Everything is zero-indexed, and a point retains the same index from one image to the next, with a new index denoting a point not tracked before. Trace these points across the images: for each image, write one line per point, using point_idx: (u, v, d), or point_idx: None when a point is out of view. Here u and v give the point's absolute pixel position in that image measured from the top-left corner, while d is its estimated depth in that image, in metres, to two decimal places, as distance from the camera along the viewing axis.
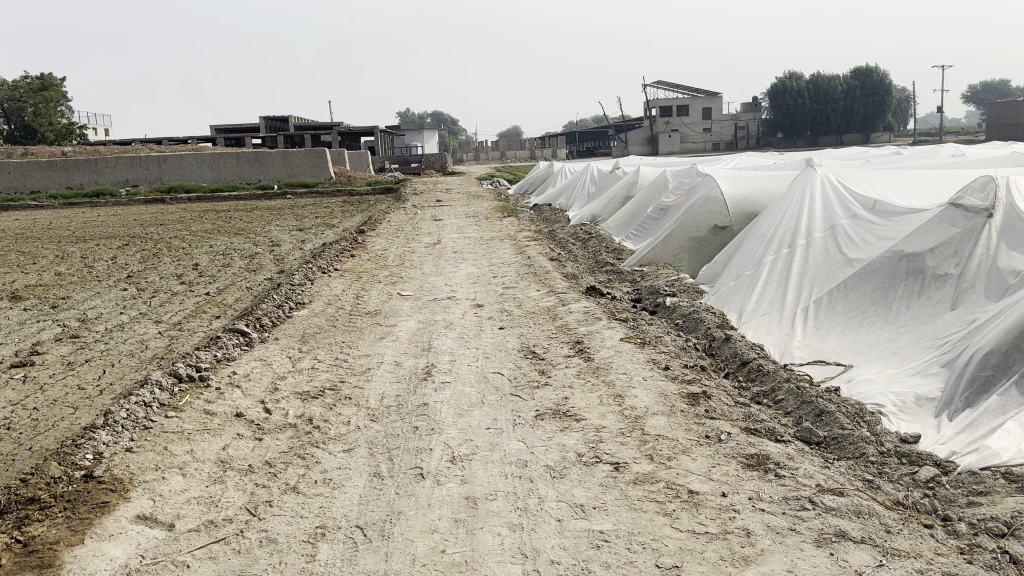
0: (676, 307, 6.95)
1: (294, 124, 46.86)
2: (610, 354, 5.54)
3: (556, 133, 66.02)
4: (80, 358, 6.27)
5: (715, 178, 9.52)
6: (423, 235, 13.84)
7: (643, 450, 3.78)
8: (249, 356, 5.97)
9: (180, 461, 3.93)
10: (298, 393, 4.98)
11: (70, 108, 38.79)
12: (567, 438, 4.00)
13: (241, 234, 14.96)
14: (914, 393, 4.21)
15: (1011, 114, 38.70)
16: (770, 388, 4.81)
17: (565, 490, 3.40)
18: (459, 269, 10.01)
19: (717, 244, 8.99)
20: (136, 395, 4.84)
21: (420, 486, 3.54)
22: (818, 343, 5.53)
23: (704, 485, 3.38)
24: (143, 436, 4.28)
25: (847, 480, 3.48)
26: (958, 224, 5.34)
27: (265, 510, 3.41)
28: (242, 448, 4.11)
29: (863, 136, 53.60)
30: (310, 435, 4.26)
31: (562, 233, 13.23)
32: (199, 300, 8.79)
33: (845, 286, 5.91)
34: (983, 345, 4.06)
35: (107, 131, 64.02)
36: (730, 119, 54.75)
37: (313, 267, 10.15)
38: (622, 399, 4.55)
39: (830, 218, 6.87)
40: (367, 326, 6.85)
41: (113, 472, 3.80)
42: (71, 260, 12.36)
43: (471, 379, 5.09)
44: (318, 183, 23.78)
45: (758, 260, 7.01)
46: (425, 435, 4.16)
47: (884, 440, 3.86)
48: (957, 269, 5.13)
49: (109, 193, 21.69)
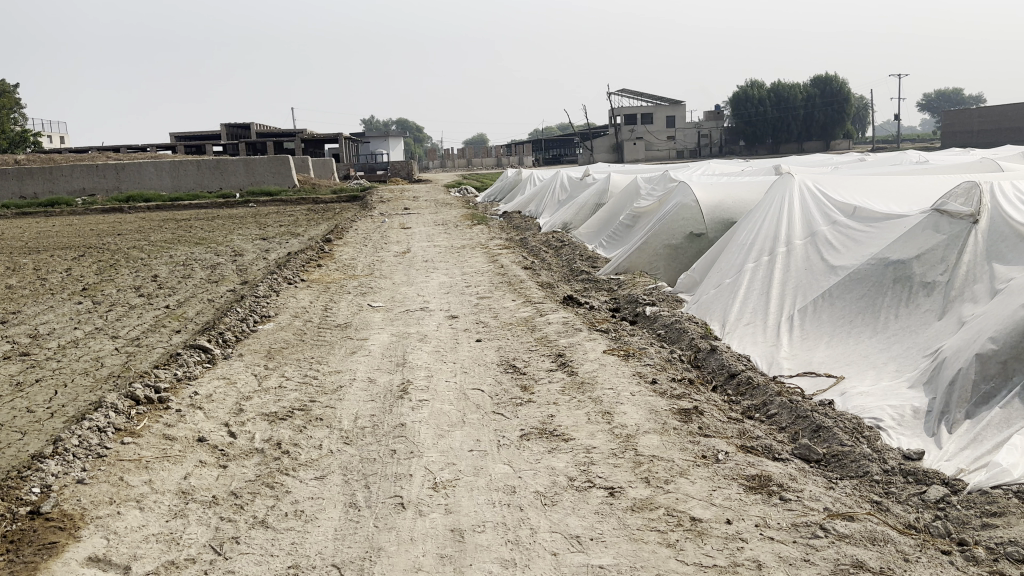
0: (656, 317, 6.77)
1: (256, 131, 46.18)
2: (594, 368, 5.33)
3: (522, 142, 66.08)
4: (30, 377, 5.90)
5: (688, 185, 9.37)
6: (392, 244, 13.53)
7: (639, 473, 3.56)
8: (212, 374, 5.64)
9: (137, 494, 3.62)
10: (264, 414, 4.68)
11: (22, 116, 37.98)
12: (556, 460, 3.76)
13: (203, 243, 14.53)
14: (912, 405, 4.03)
15: (962, 122, 39.45)
16: (761, 402, 4.62)
17: (559, 519, 3.16)
18: (430, 278, 9.74)
19: (693, 251, 8.86)
20: (90, 420, 4.49)
21: (401, 518, 3.27)
22: (805, 354, 5.35)
23: (707, 512, 3.16)
24: (97, 465, 3.96)
25: (854, 503, 3.29)
26: (943, 230, 5.22)
27: (231, 548, 3.12)
28: (205, 477, 3.81)
29: (823, 143, 54.54)
30: (279, 461, 3.97)
31: (534, 241, 13.02)
32: (158, 314, 8.40)
33: (830, 294, 5.75)
34: (972, 351, 3.91)
35: (64, 139, 62.75)
36: (694, 127, 55.08)
37: (278, 278, 9.79)
38: (611, 417, 4.33)
39: (810, 226, 6.73)
40: (337, 340, 6.55)
41: (62, 508, 3.48)
42: (24, 273, 11.83)
43: (450, 397, 4.83)
44: (282, 192, 23.33)
45: (738, 268, 6.84)
46: (404, 459, 3.89)
47: (887, 458, 3.68)
48: (945, 277, 5.00)
49: (65, 202, 21.00)
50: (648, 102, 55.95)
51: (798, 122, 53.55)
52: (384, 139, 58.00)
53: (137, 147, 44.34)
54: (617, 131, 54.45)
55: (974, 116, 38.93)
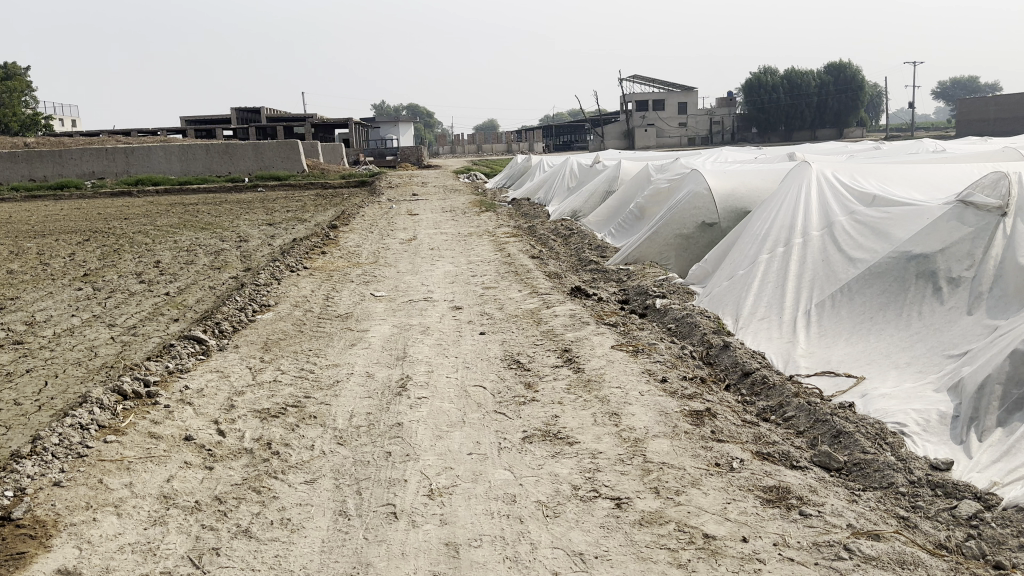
0: (667, 310, 6.53)
1: (266, 116, 46.00)
2: (602, 365, 5.10)
3: (532, 129, 65.61)
4: (21, 367, 5.73)
5: (701, 173, 9.07)
6: (398, 231, 13.29)
7: (647, 483, 3.33)
8: (205, 366, 5.45)
9: (116, 498, 3.43)
10: (256, 411, 4.48)
11: (32, 99, 37.87)
12: (560, 466, 3.54)
13: (209, 228, 14.33)
14: (938, 410, 3.77)
15: (979, 111, 38.73)
16: (777, 403, 4.39)
17: (561, 534, 2.94)
18: (436, 268, 9.50)
19: (705, 242, 8.58)
20: (72, 416, 4.30)
21: (393, 530, 3.06)
22: (823, 352, 5.08)
23: (721, 528, 2.94)
24: (76, 466, 3.77)
25: (879, 518, 3.05)
26: (969, 222, 4.95)
27: (210, 561, 2.92)
28: (189, 480, 3.61)
29: (836, 132, 54.19)
30: (268, 463, 3.77)
31: (542, 229, 12.77)
32: (157, 302, 8.21)
33: (849, 288, 5.48)
34: (1004, 353, 3.63)
35: (76, 122, 62.79)
36: (706, 113, 54.41)
37: (280, 265, 9.58)
38: (619, 419, 4.11)
39: (827, 216, 6.45)
40: (337, 332, 6.33)
41: (35, 514, 3.30)
42: (28, 257, 11.68)
43: (450, 394, 4.61)
44: (290, 176, 23.12)
45: (751, 260, 6.58)
46: (399, 462, 3.68)
47: (914, 467, 3.43)
48: (971, 272, 4.74)
49: (74, 185, 20.86)
50: (660, 88, 55.35)
51: (812, 110, 52.89)
52: (394, 124, 57.72)
53: (148, 130, 44.25)
54: (628, 118, 53.85)
55: (991, 105, 38.23)
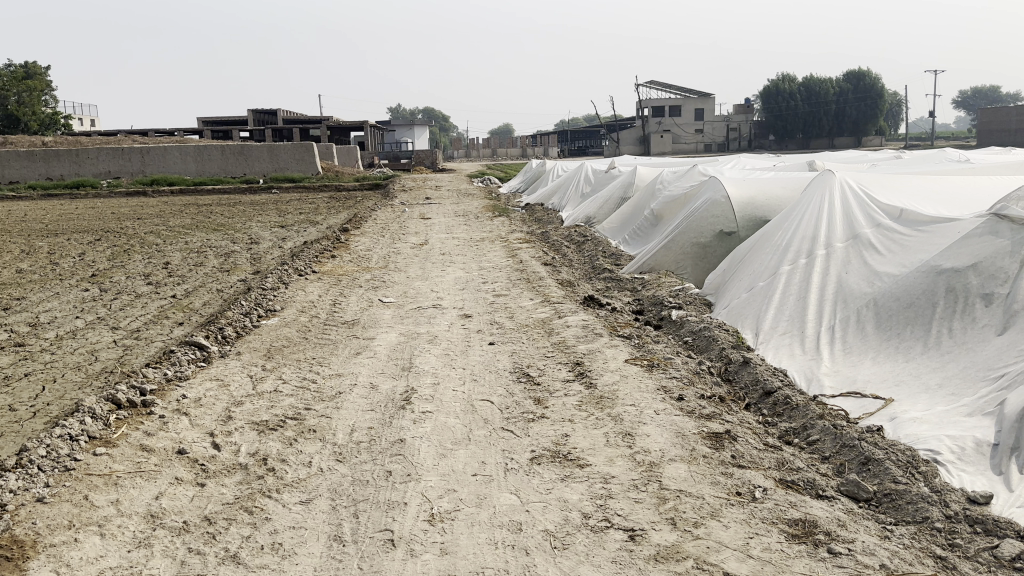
0: (683, 322, 6.30)
1: (283, 117, 46.08)
2: (615, 380, 4.88)
3: (547, 135, 65.38)
4: (18, 371, 5.56)
5: (719, 180, 8.83)
6: (410, 235, 13.10)
7: (663, 513, 3.12)
8: (205, 374, 5.28)
9: (101, 517, 3.25)
10: (254, 423, 4.30)
11: (52, 98, 38.08)
12: (569, 491, 3.34)
13: (220, 230, 14.20)
14: (973, 437, 3.52)
15: (1001, 121, 38.25)
16: (801, 426, 4.16)
17: (570, 568, 2.74)
18: (447, 273, 9.31)
19: (723, 251, 8.34)
20: (63, 426, 4.12)
21: (390, 559, 2.86)
22: (849, 371, 4.84)
23: (743, 566, 2.73)
24: (62, 481, 3.60)
25: (915, 558, 2.83)
26: (1005, 236, 4.66)
27: None
28: (179, 497, 3.43)
29: (855, 140, 53.57)
30: (262, 481, 3.57)
31: (556, 236, 12.56)
32: (163, 304, 8.06)
33: (875, 302, 5.22)
34: None
35: (95, 122, 63.24)
36: (723, 120, 53.98)
37: (289, 269, 9.41)
38: (633, 440, 3.89)
39: (853, 226, 6.18)
40: (342, 339, 6.16)
41: (13, 533, 3.12)
42: (38, 257, 11.55)
43: (456, 409, 4.40)
44: (305, 179, 23.03)
45: (774, 270, 6.33)
46: (399, 483, 3.48)
47: (950, 501, 3.19)
48: (1006, 288, 4.46)
49: (89, 184, 20.85)
50: (677, 94, 55.02)
51: (829, 117, 52.42)
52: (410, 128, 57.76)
53: (164, 130, 44.39)
54: (644, 124, 53.48)
55: (1012, 115, 37.71)
